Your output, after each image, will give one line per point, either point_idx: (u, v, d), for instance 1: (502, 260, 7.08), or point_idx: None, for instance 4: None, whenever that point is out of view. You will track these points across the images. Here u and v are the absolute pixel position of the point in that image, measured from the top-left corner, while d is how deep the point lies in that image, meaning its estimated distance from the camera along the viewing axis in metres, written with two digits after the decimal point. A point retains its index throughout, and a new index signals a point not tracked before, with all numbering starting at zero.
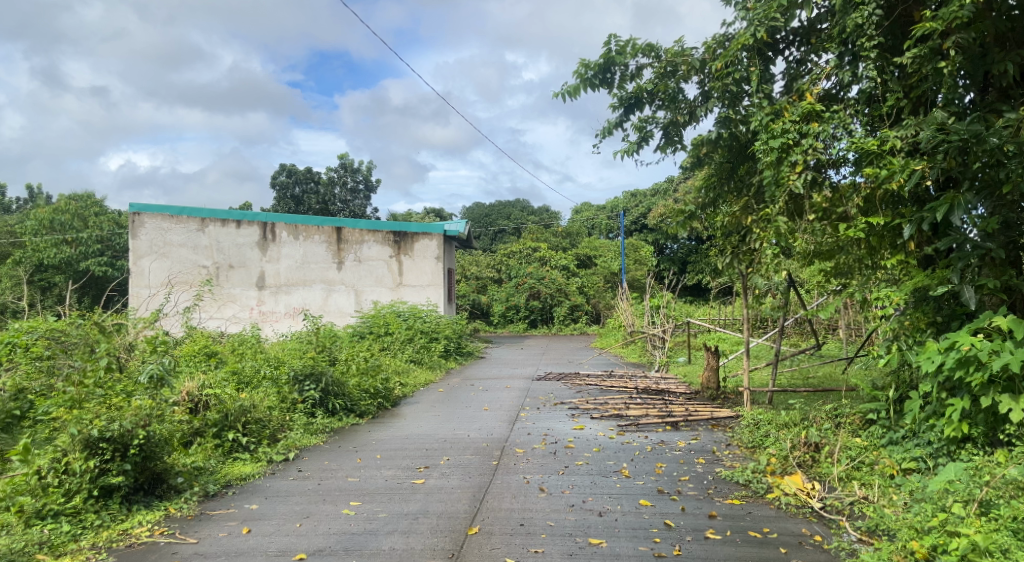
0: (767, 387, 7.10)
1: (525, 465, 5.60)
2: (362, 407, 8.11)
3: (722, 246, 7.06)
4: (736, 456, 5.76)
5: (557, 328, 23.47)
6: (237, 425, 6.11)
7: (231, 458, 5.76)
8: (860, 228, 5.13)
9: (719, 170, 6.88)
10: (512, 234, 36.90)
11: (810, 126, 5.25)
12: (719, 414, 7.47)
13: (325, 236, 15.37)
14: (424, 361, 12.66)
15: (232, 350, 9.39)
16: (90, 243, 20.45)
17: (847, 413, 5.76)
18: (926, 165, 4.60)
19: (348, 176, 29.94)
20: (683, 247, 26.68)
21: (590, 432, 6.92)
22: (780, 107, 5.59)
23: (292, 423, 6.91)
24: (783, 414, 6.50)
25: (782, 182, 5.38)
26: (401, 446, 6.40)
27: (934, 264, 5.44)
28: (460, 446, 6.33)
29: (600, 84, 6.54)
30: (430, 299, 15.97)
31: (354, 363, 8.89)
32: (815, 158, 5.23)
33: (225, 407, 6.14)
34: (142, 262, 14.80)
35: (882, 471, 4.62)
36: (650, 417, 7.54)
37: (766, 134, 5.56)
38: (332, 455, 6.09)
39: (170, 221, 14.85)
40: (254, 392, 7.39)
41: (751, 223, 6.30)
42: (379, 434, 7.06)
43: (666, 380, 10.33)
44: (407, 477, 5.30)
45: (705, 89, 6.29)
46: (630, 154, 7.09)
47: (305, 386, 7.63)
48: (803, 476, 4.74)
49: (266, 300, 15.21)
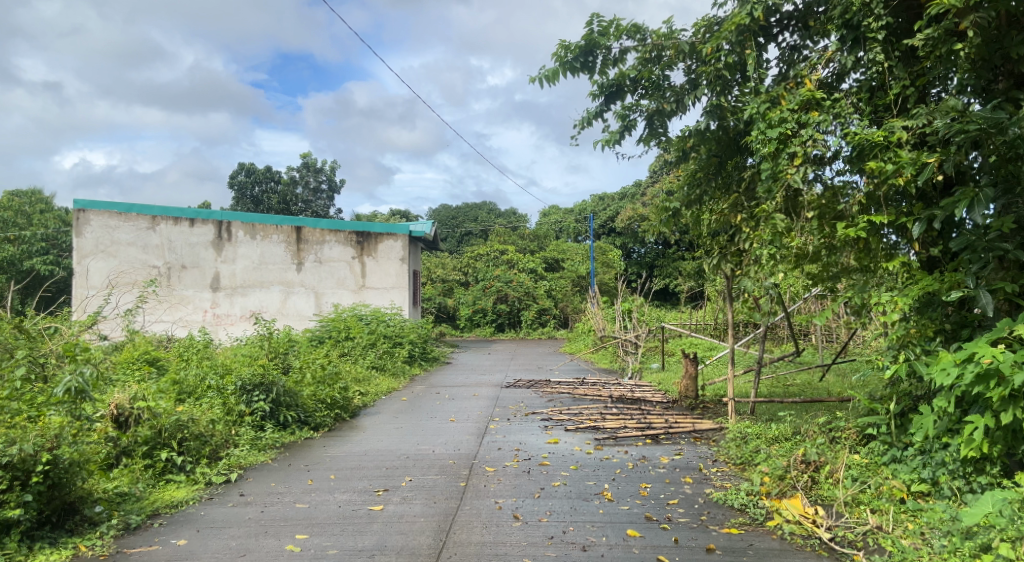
0: (752, 398, 6.71)
1: (496, 487, 5.04)
2: (317, 419, 7.44)
3: (710, 247, 6.59)
4: (725, 475, 5.33)
5: (525, 333, 22.99)
6: (172, 442, 5.39)
7: (164, 481, 5.03)
8: (863, 226, 4.79)
9: (706, 165, 6.39)
10: (478, 237, 36.31)
11: (810, 115, 4.84)
12: (701, 427, 7.05)
13: (284, 236, 14.59)
14: (387, 368, 12.03)
15: (177, 357, 8.61)
16: (34, 242, 19.27)
17: (843, 427, 5.41)
18: (938, 158, 4.27)
19: (310, 176, 29.01)
20: (650, 252, 26.47)
21: (566, 447, 6.40)
22: (777, 94, 5.14)
23: (237, 439, 6.23)
24: (772, 427, 6.12)
25: (780, 176, 5.02)
26: (358, 465, 5.78)
27: (938, 267, 5.02)
28: (424, 464, 5.74)
29: (581, 69, 6.00)
30: (394, 302, 15.30)
31: (309, 370, 8.20)
32: (814, 150, 4.82)
33: (159, 422, 5.40)
34: (87, 261, 13.77)
35: (891, 495, 4.24)
36: (629, 429, 7.07)
37: (762, 123, 5.12)
38: (281, 476, 5.43)
39: (118, 218, 13.86)
40: (196, 403, 6.62)
41: (741, 222, 5.87)
42: (334, 450, 6.42)
43: (642, 388, 9.89)
44: (363, 503, 4.69)
45: (693, 75, 5.79)
46: (613, 146, 6.52)
47: (253, 396, 6.93)
48: (804, 500, 4.32)
49: (221, 302, 14.36)
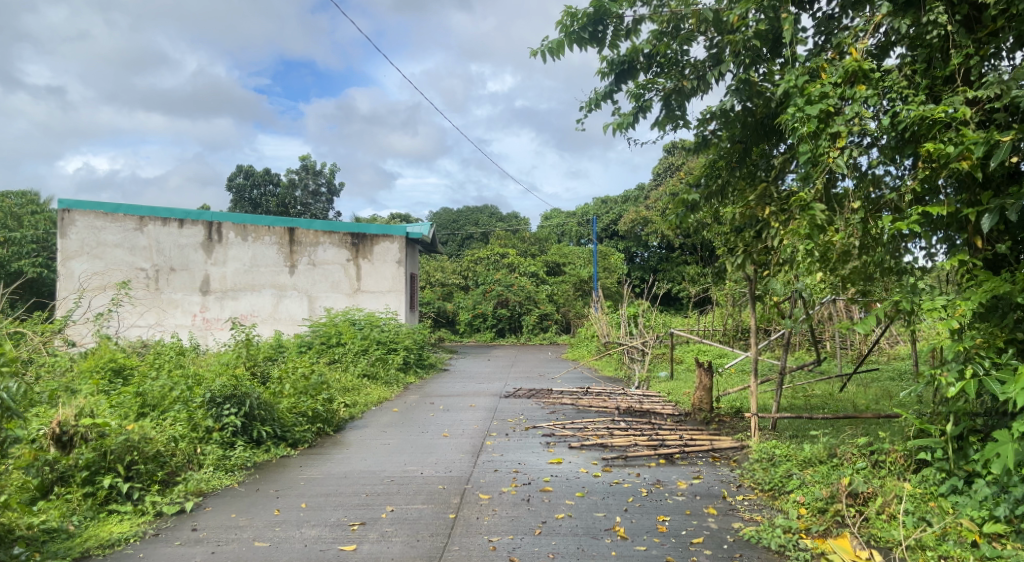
0: (777, 415, 6.00)
1: (491, 520, 4.35)
2: (296, 434, 6.72)
3: (732, 245, 5.91)
4: (754, 505, 4.69)
5: (526, 338, 22.28)
6: (117, 467, 4.62)
7: (105, 514, 4.31)
8: (918, 218, 4.16)
9: (729, 152, 5.74)
10: (478, 241, 35.63)
11: (856, 89, 4.20)
12: (720, 444, 6.37)
13: (276, 237, 13.93)
14: (380, 376, 11.31)
15: (150, 364, 7.91)
16: (24, 244, 18.66)
17: (888, 450, 4.77)
18: (1015, 136, 3.64)
19: (309, 179, 28.39)
20: (654, 255, 25.79)
21: (570, 469, 5.71)
22: (817, 66, 4.51)
23: (202, 458, 5.52)
24: (803, 447, 5.46)
25: (820, 159, 4.36)
26: (336, 490, 5.08)
27: (1003, 269, 4.37)
28: (410, 491, 5.03)
29: (589, 41, 5.33)
30: (389, 307, 14.60)
31: (289, 380, 7.48)
32: (859, 130, 4.20)
33: (105, 442, 4.66)
34: (72, 263, 13.08)
35: (960, 538, 3.65)
36: (640, 447, 6.38)
37: (800, 99, 4.48)
38: (244, 504, 4.71)
39: (104, 218, 13.18)
40: (158, 419, 5.89)
41: (770, 216, 5.18)
42: (310, 472, 5.71)
43: (651, 398, 9.20)
44: (333, 542, 3.99)
45: (717, 48, 5.13)
46: (625, 130, 5.82)
47: (223, 410, 6.20)
48: (854, 541, 3.75)
49: (211, 306, 13.69)
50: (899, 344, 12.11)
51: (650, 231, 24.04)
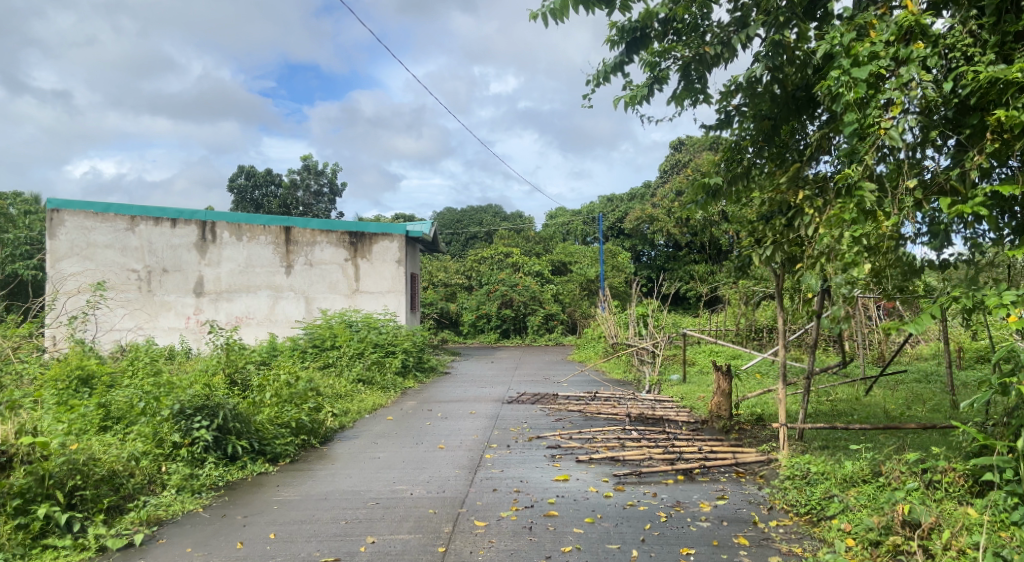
0: (808, 426, 5.31)
1: (486, 555, 3.73)
2: (277, 448, 6.12)
3: (761, 236, 5.27)
4: (790, 533, 4.06)
5: (530, 340, 21.65)
6: (58, 493, 4.03)
7: (38, 550, 3.75)
8: (986, 199, 3.52)
9: (756, 130, 5.12)
10: (482, 241, 35.03)
11: (912, 49, 3.61)
12: (746, 458, 5.73)
13: (271, 237, 13.36)
14: (376, 381, 10.72)
15: (124, 372, 7.29)
16: (18, 245, 18.08)
17: (945, 470, 4.12)
18: None
19: (311, 179, 27.75)
20: (662, 254, 25.15)
21: (579, 487, 5.09)
22: (865, 23, 3.90)
23: (165, 478, 4.92)
24: (843, 463, 4.82)
25: (869, 131, 3.74)
26: (315, 516, 4.49)
27: None
28: (397, 516, 4.44)
29: (597, 2, 4.71)
30: (388, 308, 14.02)
31: (271, 388, 6.89)
32: (914, 97, 3.59)
33: (43, 466, 4.04)
34: (61, 265, 12.49)
35: None
36: (656, 461, 5.75)
37: (845, 61, 3.87)
38: (204, 535, 4.12)
39: (94, 218, 12.60)
40: (118, 435, 5.30)
41: (805, 201, 4.58)
42: (288, 492, 5.11)
43: (665, 404, 8.54)
44: None
45: (741, 11, 4.52)
46: (637, 105, 5.19)
47: (193, 422, 5.58)
48: None
49: (205, 309, 13.11)
50: (924, 344, 11.45)
51: (657, 229, 23.34)
